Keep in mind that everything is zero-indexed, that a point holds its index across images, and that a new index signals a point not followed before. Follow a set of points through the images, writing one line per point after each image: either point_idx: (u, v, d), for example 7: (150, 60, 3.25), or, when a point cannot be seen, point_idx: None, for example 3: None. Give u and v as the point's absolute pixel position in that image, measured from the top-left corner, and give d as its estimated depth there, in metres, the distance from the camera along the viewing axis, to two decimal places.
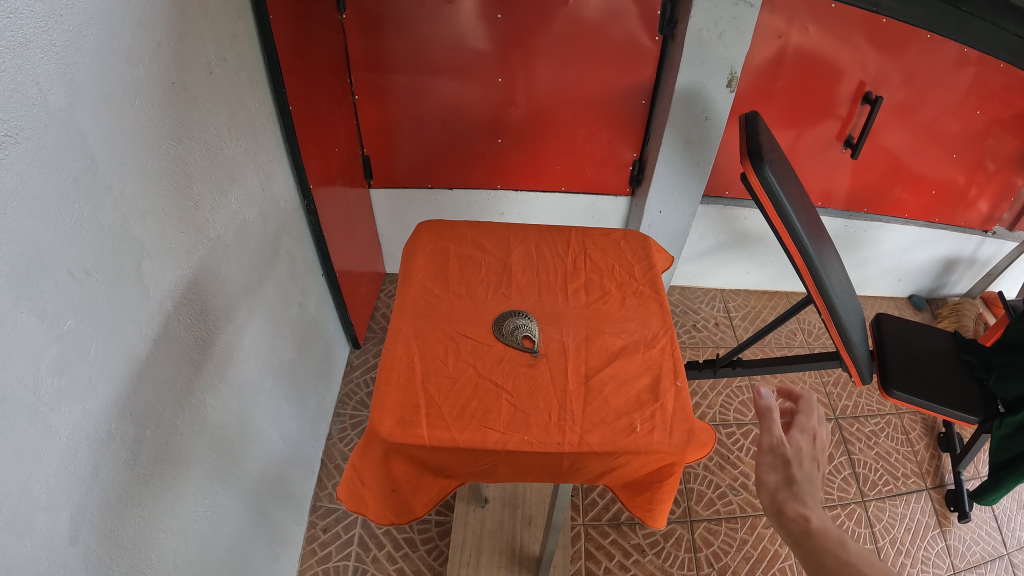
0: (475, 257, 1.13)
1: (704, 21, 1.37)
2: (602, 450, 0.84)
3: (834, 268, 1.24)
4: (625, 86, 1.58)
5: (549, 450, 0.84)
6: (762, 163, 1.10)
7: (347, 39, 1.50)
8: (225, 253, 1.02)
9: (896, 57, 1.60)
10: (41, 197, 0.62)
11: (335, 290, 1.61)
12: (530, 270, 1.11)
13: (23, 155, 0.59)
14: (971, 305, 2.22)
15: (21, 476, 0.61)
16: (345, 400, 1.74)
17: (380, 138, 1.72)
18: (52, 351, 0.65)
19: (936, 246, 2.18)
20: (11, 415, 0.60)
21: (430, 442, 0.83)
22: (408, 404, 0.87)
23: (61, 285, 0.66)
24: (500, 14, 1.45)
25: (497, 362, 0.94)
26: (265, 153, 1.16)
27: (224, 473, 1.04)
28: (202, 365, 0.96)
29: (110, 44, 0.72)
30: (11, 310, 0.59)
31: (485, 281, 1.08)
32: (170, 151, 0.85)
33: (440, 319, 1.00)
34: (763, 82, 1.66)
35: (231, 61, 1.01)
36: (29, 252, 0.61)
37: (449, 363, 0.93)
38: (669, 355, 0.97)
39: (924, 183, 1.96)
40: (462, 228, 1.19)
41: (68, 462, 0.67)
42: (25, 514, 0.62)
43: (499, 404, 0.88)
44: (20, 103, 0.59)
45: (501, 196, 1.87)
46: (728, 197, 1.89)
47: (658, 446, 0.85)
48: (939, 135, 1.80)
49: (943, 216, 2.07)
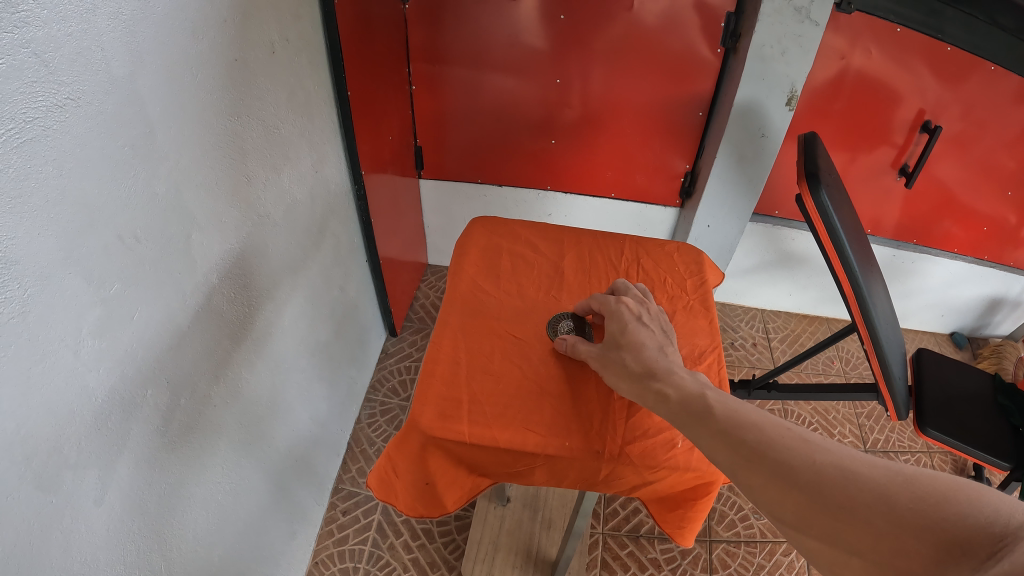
0: (527, 256, 1.12)
1: (767, 37, 1.35)
2: (641, 461, 0.83)
3: (883, 299, 1.21)
4: (681, 96, 1.56)
5: (588, 458, 0.83)
6: (819, 186, 1.08)
7: (408, 29, 1.51)
8: (273, 231, 1.03)
9: (957, 87, 1.56)
10: (98, 161, 0.63)
11: (376, 277, 1.63)
12: (582, 274, 1.10)
13: (82, 119, 0.60)
14: (1013, 346, 2.13)
15: (54, 433, 0.62)
16: (376, 387, 1.75)
17: (432, 129, 1.73)
18: (96, 313, 0.66)
19: (983, 284, 2.11)
20: (50, 374, 0.60)
21: (470, 439, 0.83)
22: (450, 398, 0.87)
23: (111, 249, 0.67)
24: (559, 15, 1.44)
25: (542, 364, 0.93)
26: (319, 136, 1.17)
27: (251, 447, 1.05)
28: (240, 340, 0.97)
29: (176, 16, 0.73)
30: (58, 270, 0.60)
31: (537, 281, 1.08)
32: (227, 127, 0.86)
33: (488, 315, 1.00)
34: (821, 102, 1.63)
35: (293, 42, 1.02)
36: (81, 215, 0.62)
37: (495, 361, 0.93)
38: (714, 373, 0.95)
39: (977, 219, 1.90)
40: (516, 226, 1.18)
41: (101, 424, 0.68)
42: (53, 470, 0.62)
43: (541, 407, 0.88)
44: (83, 67, 0.60)
45: (549, 197, 1.86)
46: (777, 217, 1.86)
47: (697, 464, 0.83)
48: (994, 171, 1.74)
49: (992, 253, 2.01)
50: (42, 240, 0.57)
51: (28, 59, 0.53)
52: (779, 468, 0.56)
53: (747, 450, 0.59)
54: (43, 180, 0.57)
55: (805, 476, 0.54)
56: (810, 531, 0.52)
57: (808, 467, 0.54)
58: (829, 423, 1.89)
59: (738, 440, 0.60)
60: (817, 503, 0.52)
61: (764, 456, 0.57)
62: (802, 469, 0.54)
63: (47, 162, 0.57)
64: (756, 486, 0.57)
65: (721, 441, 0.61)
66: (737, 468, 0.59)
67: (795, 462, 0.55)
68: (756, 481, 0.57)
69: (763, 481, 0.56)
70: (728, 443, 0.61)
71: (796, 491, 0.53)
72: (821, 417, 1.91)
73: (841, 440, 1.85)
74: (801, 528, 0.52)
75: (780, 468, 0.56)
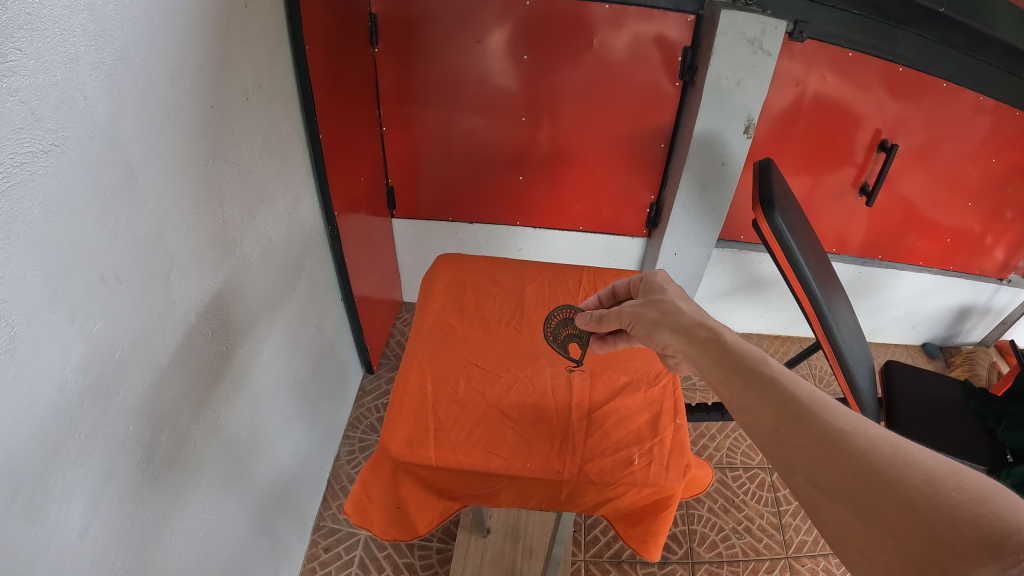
0: (490, 289, 1.17)
1: (724, 68, 1.42)
2: (599, 479, 0.86)
3: (844, 317, 1.26)
4: (644, 129, 1.63)
5: (549, 477, 0.86)
6: (772, 209, 1.13)
7: (378, 72, 1.57)
8: (250, 270, 1.06)
9: (915, 103, 1.63)
10: (82, 203, 0.66)
11: (351, 315, 1.65)
12: (542, 306, 1.14)
13: (66, 163, 0.63)
14: (985, 353, 2.23)
15: (41, 464, 0.64)
16: (355, 423, 1.77)
17: (404, 171, 1.78)
18: (79, 351, 0.68)
19: (952, 294, 2.18)
20: (37, 408, 0.63)
21: (435, 463, 0.86)
22: (418, 426, 0.90)
23: (93, 288, 0.69)
24: (526, 57, 1.51)
25: (503, 391, 0.97)
26: (293, 178, 1.21)
27: (232, 483, 1.06)
28: (220, 378, 0.99)
29: (155, 66, 0.76)
30: (44, 308, 0.62)
31: (499, 313, 1.12)
32: (205, 171, 0.90)
33: (453, 347, 1.03)
34: (780, 128, 1.69)
35: (267, 86, 1.06)
36: (65, 255, 0.65)
37: (459, 390, 0.96)
38: (670, 395, 0.98)
39: (941, 231, 1.98)
40: (479, 262, 1.23)
41: (85, 458, 0.70)
42: (40, 503, 0.64)
43: (504, 431, 0.90)
44: (68, 114, 0.63)
45: (519, 233, 1.91)
46: (743, 242, 1.92)
47: (654, 479, 0.86)
48: (958, 181, 1.82)
49: (958, 263, 2.09)
50: (28, 280, 0.60)
51: (15, 107, 0.56)
52: (831, 432, 0.50)
53: (800, 409, 0.53)
54: (30, 222, 0.59)
55: (854, 444, 0.48)
56: (846, 504, 0.46)
57: (863, 437, 0.48)
58: None
59: (791, 399, 0.54)
60: (862, 473, 0.46)
61: (813, 421, 0.51)
62: (853, 439, 0.48)
63: (33, 206, 0.59)
64: (797, 448, 0.51)
65: (770, 396, 0.56)
66: (781, 428, 0.53)
67: (848, 432, 0.49)
68: (801, 442, 0.51)
69: (807, 441, 0.50)
70: (777, 399, 0.55)
71: (841, 458, 0.47)
72: None
73: None
74: (836, 498, 0.46)
75: (831, 433, 0.50)
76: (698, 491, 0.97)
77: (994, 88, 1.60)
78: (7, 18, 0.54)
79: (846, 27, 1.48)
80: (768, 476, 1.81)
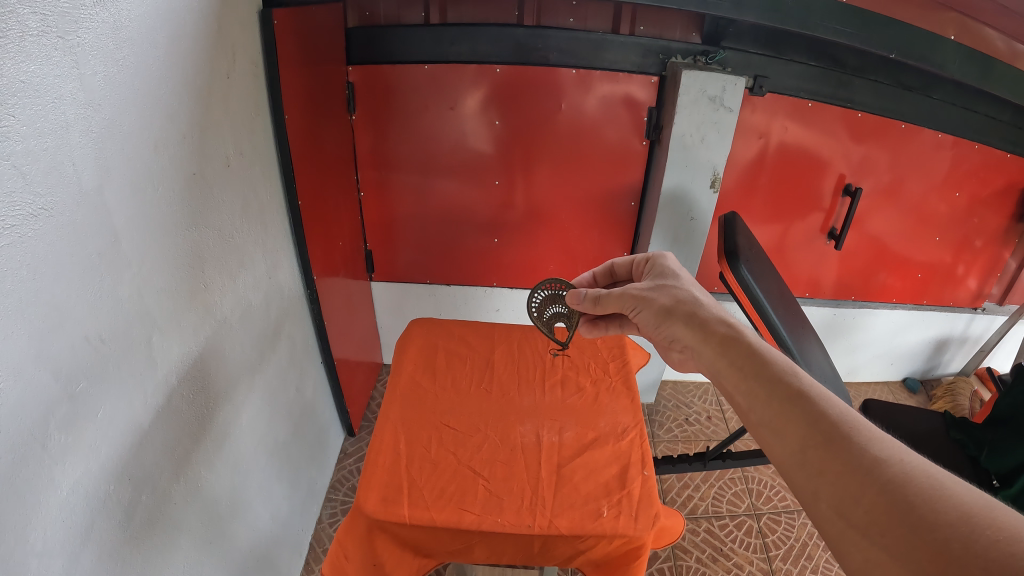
0: (462, 355, 1.26)
1: (686, 126, 1.49)
2: (569, 531, 0.90)
3: (817, 361, 1.28)
4: (615, 186, 1.68)
5: (520, 531, 0.90)
6: (737, 262, 1.18)
7: (355, 138, 1.63)
8: (230, 333, 1.08)
9: (877, 144, 1.70)
10: (68, 266, 0.68)
11: (332, 377, 1.66)
12: (511, 367, 1.24)
13: (54, 226, 0.65)
14: (965, 383, 2.27)
15: (21, 519, 0.64)
16: (336, 487, 1.76)
17: (383, 235, 1.82)
18: (62, 409, 0.69)
19: (928, 328, 2.22)
20: (18, 463, 0.63)
21: (410, 520, 0.89)
22: (393, 484, 0.94)
23: (77, 349, 0.71)
24: (499, 123, 1.59)
25: (476, 450, 1.04)
26: (273, 244, 1.24)
27: (212, 545, 1.06)
28: (200, 439, 1.00)
29: (142, 134, 0.79)
30: (29, 366, 0.64)
31: (470, 376, 1.21)
32: (187, 236, 0.93)
33: (427, 410, 1.11)
34: (747, 180, 1.74)
35: (247, 153, 1.10)
36: (51, 315, 0.66)
37: (433, 450, 1.02)
38: (637, 446, 1.05)
39: (912, 266, 2.04)
40: (452, 327, 1.32)
41: (65, 515, 0.70)
42: (21, 558, 0.64)
43: (476, 489, 0.96)
44: (57, 179, 0.65)
45: (495, 294, 1.95)
46: (716, 292, 1.99)
47: (623, 528, 0.91)
48: (927, 216, 1.90)
49: (933, 296, 2.15)
50: (15, 338, 0.61)
51: (8, 171, 0.58)
52: (862, 459, 0.52)
53: (831, 432, 0.55)
54: (18, 282, 0.61)
55: (886, 476, 0.50)
56: (878, 539, 0.47)
57: (895, 468, 0.50)
58: None
59: (822, 422, 0.57)
60: (893, 506, 0.47)
61: (846, 446, 0.54)
62: (884, 470, 0.50)
63: (21, 266, 0.61)
64: (828, 475, 0.53)
65: (800, 418, 0.58)
66: (810, 450, 0.55)
67: (880, 460, 0.51)
68: (830, 468, 0.53)
69: (838, 468, 0.52)
70: (808, 422, 0.57)
71: (873, 490, 0.49)
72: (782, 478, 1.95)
73: None
74: (868, 533, 0.48)
75: (862, 460, 0.52)
76: (670, 539, 1.00)
77: (952, 123, 1.69)
78: (2, 85, 0.57)
79: (802, 79, 1.55)
80: (755, 523, 1.80)
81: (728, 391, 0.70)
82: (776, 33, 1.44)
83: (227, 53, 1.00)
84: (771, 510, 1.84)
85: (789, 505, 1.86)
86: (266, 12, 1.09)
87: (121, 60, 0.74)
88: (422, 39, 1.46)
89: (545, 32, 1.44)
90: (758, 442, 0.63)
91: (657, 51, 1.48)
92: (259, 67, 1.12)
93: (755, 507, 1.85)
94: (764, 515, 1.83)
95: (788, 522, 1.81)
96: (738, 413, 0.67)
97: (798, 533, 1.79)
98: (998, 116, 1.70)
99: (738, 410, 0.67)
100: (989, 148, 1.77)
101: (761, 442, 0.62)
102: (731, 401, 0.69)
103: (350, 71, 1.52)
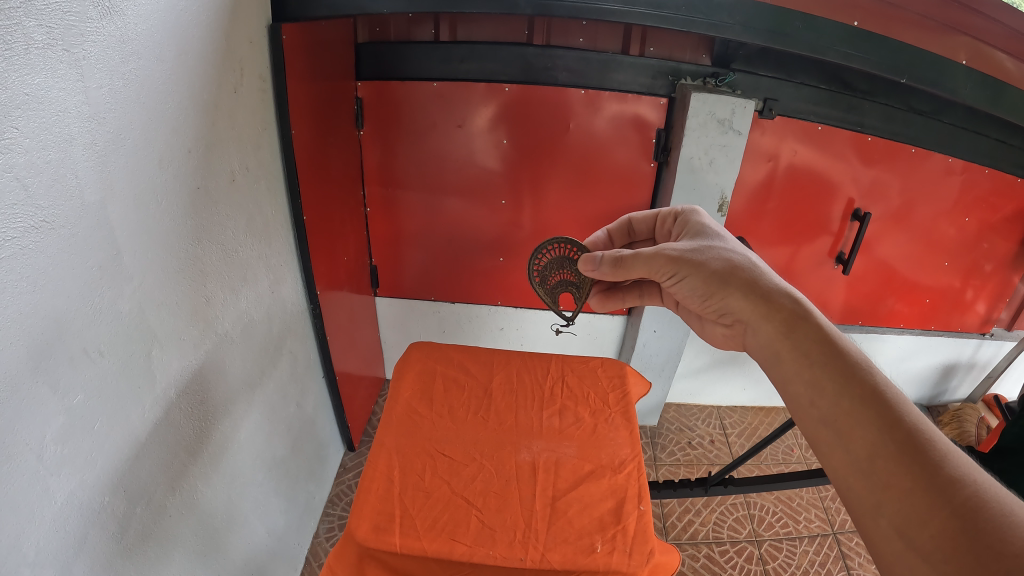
0: (460, 380, 1.26)
1: (695, 149, 1.50)
2: (561, 567, 0.91)
3: None
4: (622, 207, 1.68)
5: (511, 564, 0.91)
6: None
7: (364, 154, 1.65)
8: (230, 348, 1.08)
9: (884, 170, 1.68)
10: (68, 279, 0.68)
11: (333, 393, 1.66)
12: (509, 394, 1.24)
13: (53, 239, 0.65)
14: (972, 410, 2.22)
15: (14, 530, 0.64)
16: (334, 501, 1.76)
17: (389, 251, 1.83)
18: (58, 422, 0.69)
19: (936, 352, 2.21)
20: (12, 475, 0.63)
21: (401, 550, 0.91)
22: (384, 512, 0.96)
23: (78, 361, 0.71)
24: (507, 142, 1.59)
25: (469, 481, 1.04)
26: (277, 258, 1.25)
27: (207, 559, 1.05)
28: (197, 453, 0.99)
29: (145, 149, 0.79)
30: (26, 380, 0.63)
31: (466, 403, 1.21)
32: (189, 250, 0.92)
33: (421, 437, 1.11)
34: (755, 205, 1.72)
35: (253, 168, 1.10)
36: (52, 328, 0.66)
37: (426, 477, 1.03)
38: (634, 481, 1.05)
39: (920, 292, 2.00)
40: (450, 351, 1.33)
41: (59, 527, 0.70)
42: (13, 568, 0.64)
43: (468, 521, 0.97)
44: (59, 193, 0.65)
45: (501, 312, 1.94)
46: None
47: (616, 565, 0.90)
48: (937, 240, 1.86)
49: (940, 322, 2.11)
50: (14, 350, 0.61)
51: (8, 182, 0.58)
52: (932, 480, 0.55)
53: (902, 445, 0.58)
54: (18, 294, 0.61)
55: (957, 500, 0.53)
56: (940, 565, 0.51)
57: (965, 493, 0.53)
58: (793, 511, 1.91)
59: (893, 433, 0.59)
60: (961, 533, 0.50)
61: (916, 463, 0.56)
62: (956, 493, 0.53)
63: (21, 279, 0.61)
64: (896, 491, 0.56)
65: (871, 425, 0.61)
66: (880, 462, 0.58)
67: (950, 482, 0.54)
68: (900, 485, 0.56)
69: (907, 485, 0.56)
70: (879, 430, 0.60)
71: (941, 514, 0.52)
72: (785, 505, 1.92)
73: (807, 525, 1.87)
74: (930, 560, 0.52)
75: (933, 482, 0.54)
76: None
77: (962, 148, 1.67)
78: (5, 97, 0.57)
79: (813, 103, 1.54)
80: (756, 549, 1.78)
81: (789, 374, 0.72)
82: (786, 55, 1.45)
83: (234, 68, 1.00)
84: (773, 537, 1.82)
85: (791, 533, 1.84)
86: (274, 27, 1.09)
87: (126, 74, 0.74)
88: (433, 56, 1.48)
89: (554, 51, 1.45)
90: (819, 438, 0.66)
91: (667, 73, 1.48)
92: (267, 82, 1.12)
93: (756, 533, 1.82)
94: (765, 542, 1.80)
95: (789, 550, 1.79)
96: (800, 401, 0.69)
97: (800, 562, 1.76)
98: (1008, 139, 1.68)
99: (801, 397, 0.69)
100: (1001, 173, 1.75)
101: (823, 440, 0.65)
102: (792, 387, 0.71)
103: (360, 87, 1.54)
